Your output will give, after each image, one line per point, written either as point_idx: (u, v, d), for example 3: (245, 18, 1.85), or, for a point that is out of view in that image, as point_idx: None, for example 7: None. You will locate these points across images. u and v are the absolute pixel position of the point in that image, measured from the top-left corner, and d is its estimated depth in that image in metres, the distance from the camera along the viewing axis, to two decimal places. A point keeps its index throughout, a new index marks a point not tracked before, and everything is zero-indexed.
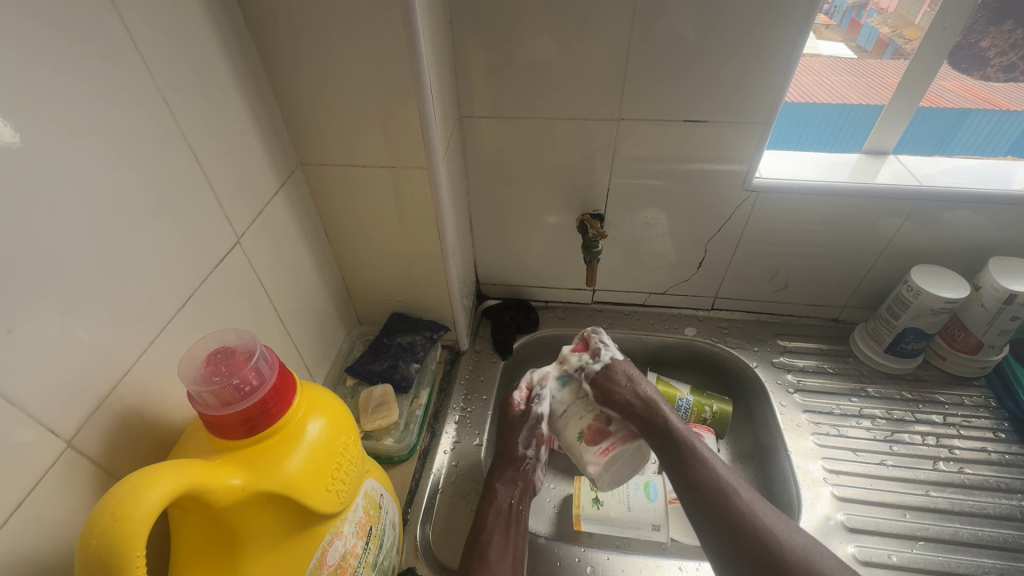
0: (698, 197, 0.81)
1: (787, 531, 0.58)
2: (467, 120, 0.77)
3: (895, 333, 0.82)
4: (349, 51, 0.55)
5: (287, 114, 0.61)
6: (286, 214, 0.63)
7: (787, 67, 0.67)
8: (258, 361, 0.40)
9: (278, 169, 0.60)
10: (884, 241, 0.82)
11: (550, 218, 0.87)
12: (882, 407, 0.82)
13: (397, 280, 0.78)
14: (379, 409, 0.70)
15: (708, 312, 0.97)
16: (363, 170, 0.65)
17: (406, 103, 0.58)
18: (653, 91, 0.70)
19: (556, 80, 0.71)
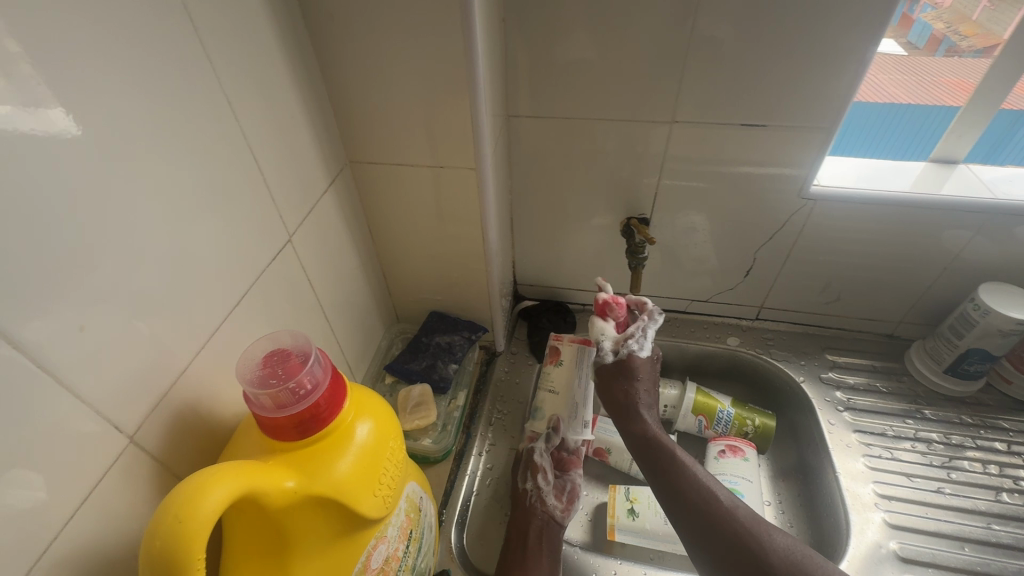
0: (750, 203, 0.78)
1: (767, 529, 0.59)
2: (514, 119, 0.76)
3: (957, 353, 0.78)
4: (403, 51, 0.54)
5: (339, 113, 0.61)
6: (334, 212, 0.63)
7: (857, 70, 0.63)
8: (313, 365, 0.40)
9: (328, 168, 0.60)
10: (950, 255, 0.77)
11: (593, 220, 0.85)
12: (940, 431, 0.77)
13: (437, 279, 0.78)
14: (418, 409, 0.70)
15: (752, 322, 0.93)
16: (411, 169, 0.65)
17: (458, 103, 0.57)
18: (710, 92, 0.68)
19: (609, 80, 0.69)
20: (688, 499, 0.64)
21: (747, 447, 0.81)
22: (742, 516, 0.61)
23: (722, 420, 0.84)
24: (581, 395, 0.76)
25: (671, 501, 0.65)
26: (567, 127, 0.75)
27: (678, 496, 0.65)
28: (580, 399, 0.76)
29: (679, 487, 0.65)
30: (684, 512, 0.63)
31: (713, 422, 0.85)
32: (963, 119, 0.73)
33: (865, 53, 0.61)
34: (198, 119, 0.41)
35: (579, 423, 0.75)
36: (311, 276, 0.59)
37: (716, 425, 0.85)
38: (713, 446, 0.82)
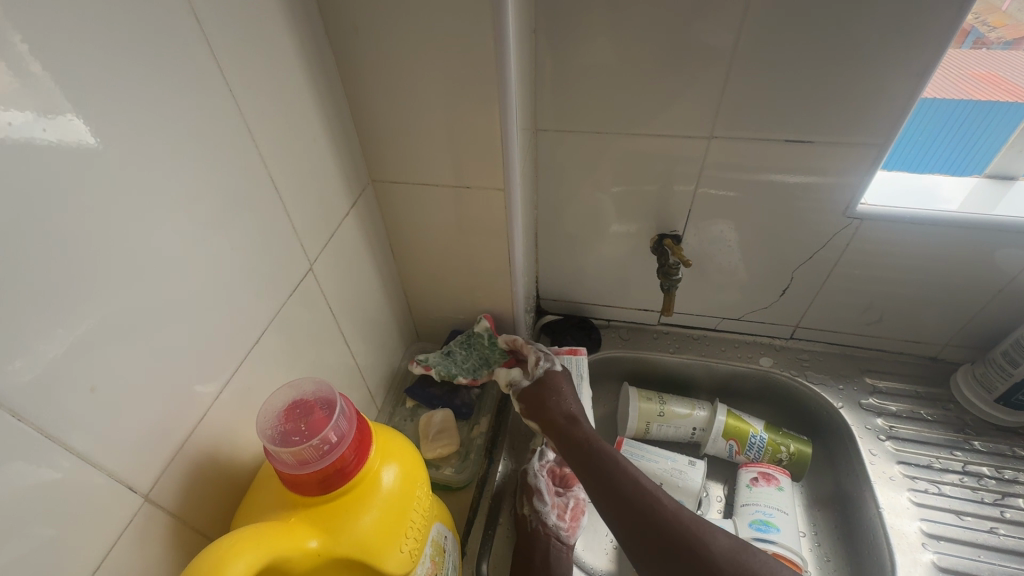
0: (790, 220, 0.74)
1: (712, 530, 0.51)
2: (542, 133, 0.72)
3: (1009, 383, 0.73)
4: (430, 67, 0.51)
5: (362, 130, 0.58)
6: (356, 234, 0.60)
7: (913, 84, 0.58)
8: (337, 416, 0.37)
9: (351, 188, 0.58)
10: (1006, 278, 0.72)
11: (621, 236, 0.82)
12: (991, 465, 0.73)
13: (460, 298, 0.75)
14: (440, 437, 0.67)
15: (786, 342, 0.89)
16: (436, 189, 0.62)
17: (487, 122, 0.54)
18: (751, 106, 0.64)
19: (644, 93, 0.65)
20: (626, 495, 0.55)
21: (781, 476, 0.77)
22: (695, 523, 0.51)
23: (755, 446, 0.81)
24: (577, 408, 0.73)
25: (615, 515, 0.55)
26: (598, 141, 0.72)
27: (624, 510, 0.54)
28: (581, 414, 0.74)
29: (617, 484, 0.56)
30: (632, 525, 0.53)
31: (745, 448, 0.81)
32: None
33: (925, 66, 0.57)
34: (216, 149, 0.39)
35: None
36: (331, 302, 0.56)
37: (748, 450, 0.81)
38: (745, 473, 0.79)
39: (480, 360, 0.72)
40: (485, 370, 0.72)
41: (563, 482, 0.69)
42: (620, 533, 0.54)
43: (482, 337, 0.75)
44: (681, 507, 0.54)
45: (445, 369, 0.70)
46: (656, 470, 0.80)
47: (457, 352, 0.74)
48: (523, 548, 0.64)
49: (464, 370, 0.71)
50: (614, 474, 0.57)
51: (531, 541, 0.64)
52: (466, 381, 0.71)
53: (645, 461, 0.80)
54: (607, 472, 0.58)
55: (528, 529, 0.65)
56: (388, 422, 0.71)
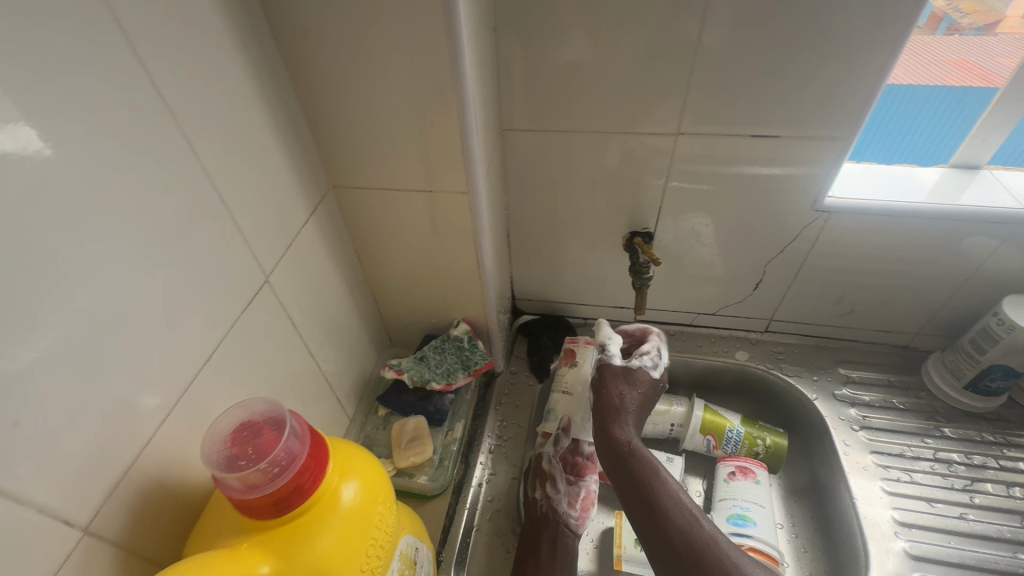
0: (760, 214, 0.73)
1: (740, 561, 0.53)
2: (508, 133, 0.71)
3: (978, 370, 0.74)
4: (385, 69, 0.50)
5: (319, 136, 0.56)
6: (318, 241, 0.59)
7: (874, 76, 0.59)
8: (287, 436, 0.37)
9: (309, 195, 0.56)
10: (972, 267, 0.73)
11: (594, 234, 0.81)
12: (961, 451, 0.74)
13: (431, 302, 0.74)
14: (413, 445, 0.66)
15: (762, 335, 0.90)
16: (399, 193, 0.60)
17: (446, 123, 0.53)
18: (717, 100, 0.63)
19: (609, 90, 0.65)
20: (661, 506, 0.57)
21: (757, 468, 0.77)
22: (729, 550, 0.54)
23: (731, 440, 0.81)
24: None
25: (645, 520, 0.57)
26: (565, 139, 0.71)
27: (660, 527, 0.56)
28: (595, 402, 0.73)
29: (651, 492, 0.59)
30: (660, 536, 0.56)
31: (722, 442, 0.81)
32: (987, 123, 0.68)
33: (885, 58, 0.57)
34: (153, 162, 0.37)
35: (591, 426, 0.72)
36: (291, 312, 0.55)
37: (725, 445, 0.81)
38: (722, 468, 0.79)
39: (458, 361, 0.73)
40: (461, 371, 0.72)
41: (575, 469, 0.71)
42: (644, 535, 0.58)
43: (458, 340, 0.74)
44: (717, 533, 0.56)
45: (418, 374, 0.70)
46: None
47: (431, 356, 0.73)
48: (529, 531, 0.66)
49: (438, 375, 0.71)
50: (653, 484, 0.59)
51: (539, 524, 0.66)
52: (441, 386, 0.70)
53: None
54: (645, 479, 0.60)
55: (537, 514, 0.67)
56: (360, 433, 0.69)
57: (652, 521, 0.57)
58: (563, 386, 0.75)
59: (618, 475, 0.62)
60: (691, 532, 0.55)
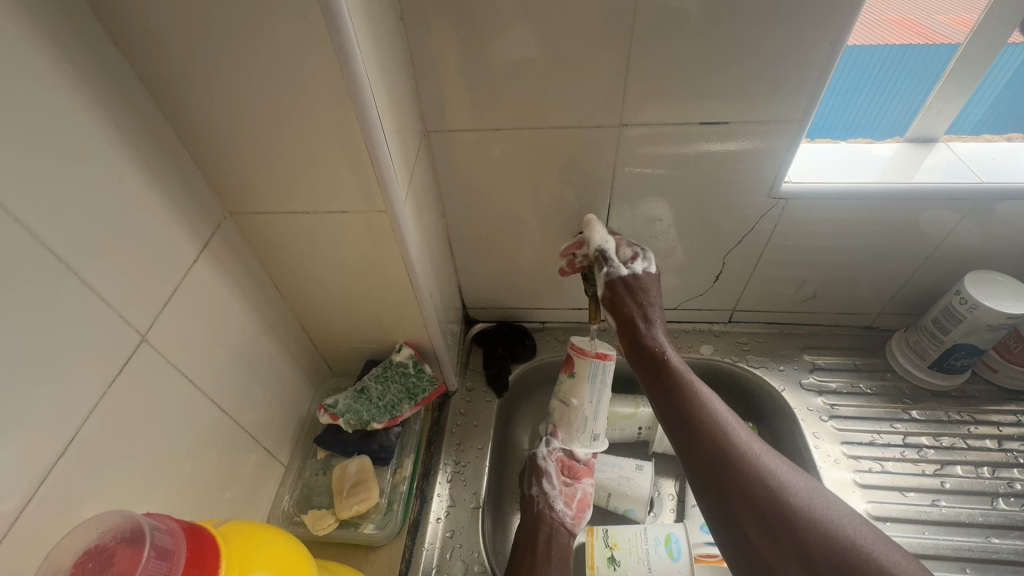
0: (715, 204, 0.69)
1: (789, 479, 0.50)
2: (435, 135, 0.64)
3: (942, 349, 0.72)
4: (265, 79, 0.42)
5: (200, 160, 0.48)
6: (217, 281, 0.51)
7: (822, 55, 0.54)
8: (148, 556, 0.30)
9: (198, 230, 0.48)
10: (933, 244, 0.70)
11: (542, 237, 0.75)
12: (929, 434, 0.72)
13: (367, 326, 0.67)
14: (356, 492, 0.60)
15: (725, 326, 0.86)
16: (311, 216, 0.53)
17: (350, 135, 0.46)
18: (659, 87, 0.58)
19: (539, 83, 0.58)
20: (698, 424, 0.55)
21: None
22: (760, 457, 0.52)
23: None
24: (592, 410, 0.71)
25: (682, 437, 0.56)
26: (498, 139, 0.64)
27: (692, 436, 0.55)
28: (591, 416, 0.72)
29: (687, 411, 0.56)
30: (697, 452, 0.54)
31: None
32: (943, 93, 0.64)
33: (833, 35, 0.52)
34: None
35: (586, 437, 0.73)
36: (186, 370, 0.47)
37: None
38: None
39: (403, 391, 0.67)
40: (407, 402, 0.66)
41: (570, 471, 0.73)
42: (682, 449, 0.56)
43: (403, 366, 0.67)
44: (751, 441, 0.53)
45: (356, 416, 0.63)
46: (603, 479, 0.76)
47: (372, 387, 0.66)
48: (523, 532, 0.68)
49: (380, 412, 0.65)
50: (690, 404, 0.57)
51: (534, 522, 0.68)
52: (384, 423, 0.64)
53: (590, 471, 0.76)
54: (681, 397, 0.57)
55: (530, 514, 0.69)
56: (298, 479, 0.64)
57: (690, 438, 0.55)
58: (561, 396, 0.73)
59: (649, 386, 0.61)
60: (719, 435, 0.54)
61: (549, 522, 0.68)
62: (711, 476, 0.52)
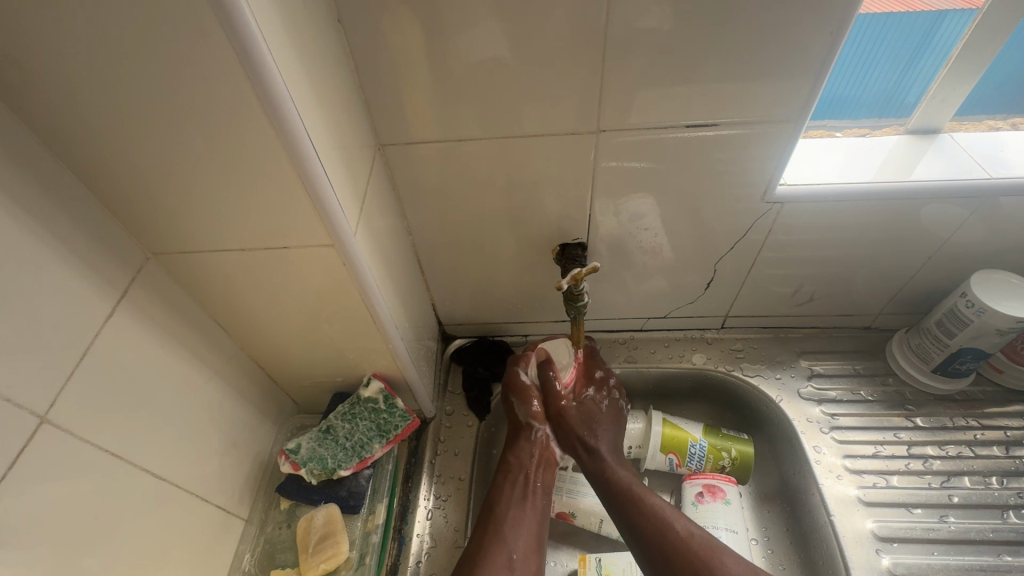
0: (703, 210, 0.63)
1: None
2: (391, 148, 0.58)
3: (946, 353, 0.69)
4: (163, 109, 0.36)
5: (107, 200, 0.42)
6: (138, 334, 0.46)
7: (801, 52, 0.49)
8: None
9: (109, 281, 0.43)
10: (938, 243, 0.66)
11: (516, 251, 0.70)
12: (934, 443, 0.69)
13: (328, 360, 0.61)
14: (322, 547, 0.58)
15: (718, 333, 0.81)
16: (248, 253, 0.47)
17: (276, 164, 0.40)
18: (630, 91, 0.52)
19: (495, 90, 0.52)
20: (645, 527, 0.59)
21: (726, 485, 0.70)
22: (701, 547, 0.57)
23: (695, 456, 0.72)
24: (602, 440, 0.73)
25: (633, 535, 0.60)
26: (458, 151, 0.58)
27: (638, 536, 0.59)
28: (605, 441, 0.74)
29: (635, 511, 0.60)
30: (649, 551, 0.58)
31: (686, 459, 0.72)
32: (948, 80, 0.59)
33: (814, 28, 0.47)
34: None
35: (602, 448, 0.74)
36: (100, 440, 0.42)
37: (689, 461, 0.72)
38: (689, 488, 0.71)
39: (372, 429, 0.62)
40: (378, 441, 0.62)
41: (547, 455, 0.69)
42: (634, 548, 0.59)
43: (372, 402, 0.63)
44: (692, 529, 0.59)
45: (320, 466, 0.60)
46: (594, 504, 0.70)
47: (338, 427, 0.62)
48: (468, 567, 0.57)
49: (347, 456, 0.61)
50: (640, 506, 0.60)
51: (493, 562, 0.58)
52: (352, 468, 0.61)
53: (580, 495, 0.71)
54: (630, 497, 0.62)
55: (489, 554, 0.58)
56: (260, 534, 0.60)
57: (638, 541, 0.59)
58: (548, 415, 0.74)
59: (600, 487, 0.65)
60: (664, 531, 0.58)
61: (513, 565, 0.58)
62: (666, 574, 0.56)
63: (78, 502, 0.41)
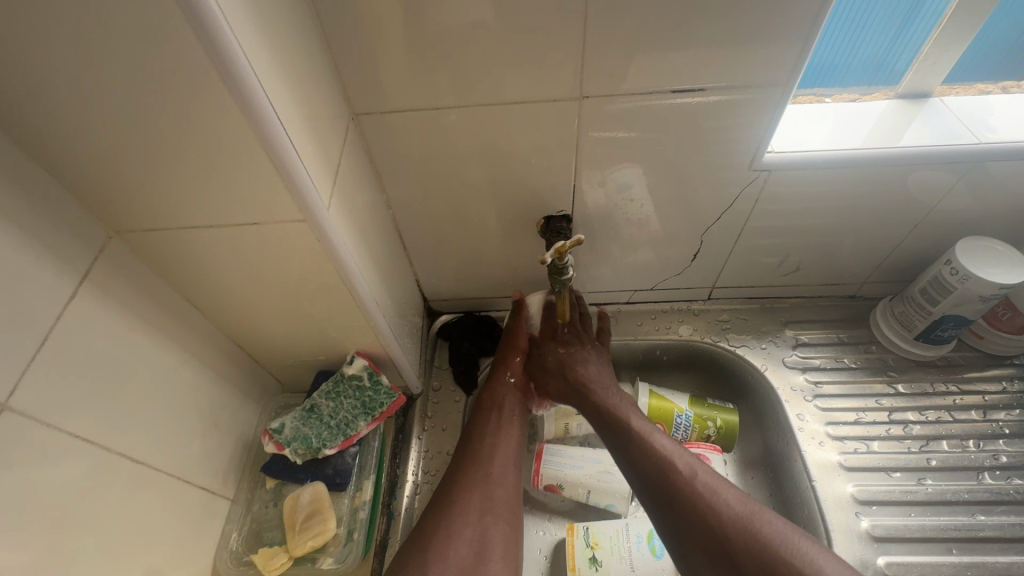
0: (690, 179, 0.62)
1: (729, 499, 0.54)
2: (366, 118, 0.55)
3: (929, 320, 0.69)
4: (110, 74, 0.33)
5: (58, 174, 0.40)
6: (104, 317, 0.44)
7: (792, 11, 0.47)
8: None
9: (69, 263, 0.41)
10: (924, 210, 0.65)
11: (499, 224, 0.68)
12: (915, 409, 0.71)
13: (308, 338, 0.60)
14: (310, 525, 0.58)
15: (705, 304, 0.81)
16: (217, 230, 0.45)
17: (238, 134, 0.37)
18: (616, 55, 0.50)
19: (473, 53, 0.49)
20: (642, 463, 0.59)
21: (711, 454, 0.71)
22: (703, 482, 0.55)
23: (681, 426, 0.73)
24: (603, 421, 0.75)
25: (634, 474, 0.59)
26: (436, 121, 0.56)
27: (637, 472, 0.59)
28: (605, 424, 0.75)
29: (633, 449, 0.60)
30: (649, 487, 0.57)
31: (672, 430, 0.73)
32: (940, 42, 0.57)
33: None
34: None
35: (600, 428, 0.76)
36: (70, 426, 0.41)
37: (675, 431, 0.73)
38: None
39: (357, 407, 0.62)
40: (363, 418, 0.62)
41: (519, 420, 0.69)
42: (637, 489, 0.59)
43: (357, 379, 0.62)
44: (693, 465, 0.57)
45: (304, 445, 0.59)
46: (582, 477, 0.71)
47: (322, 405, 0.61)
48: (450, 517, 0.56)
49: (332, 435, 0.60)
50: (637, 445, 0.60)
51: (474, 509, 0.58)
52: (337, 446, 0.60)
53: (567, 469, 0.71)
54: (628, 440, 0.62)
55: (473, 504, 0.58)
56: (247, 514, 0.60)
57: (640, 478, 0.59)
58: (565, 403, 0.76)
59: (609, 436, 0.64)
60: (662, 464, 0.58)
61: (497, 514, 0.58)
62: (669, 510, 0.55)
63: (52, 489, 0.40)
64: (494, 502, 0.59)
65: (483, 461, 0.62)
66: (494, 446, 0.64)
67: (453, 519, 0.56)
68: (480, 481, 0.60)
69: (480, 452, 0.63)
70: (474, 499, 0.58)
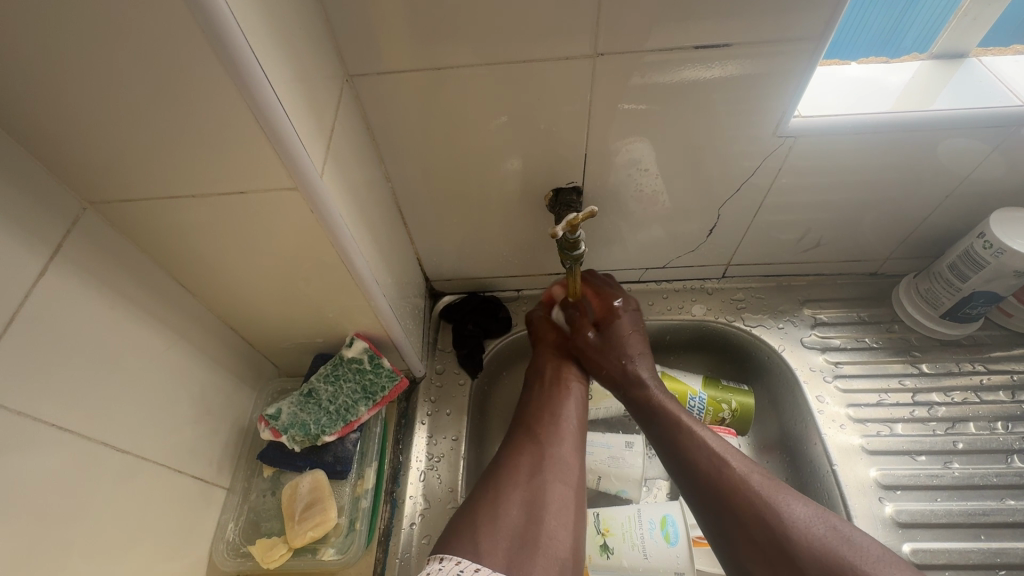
0: (708, 148, 0.58)
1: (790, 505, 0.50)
2: (361, 80, 0.51)
3: (957, 298, 0.66)
4: (65, 14, 0.29)
5: (18, 137, 0.36)
6: (81, 296, 0.41)
7: None
8: None
9: (38, 236, 0.37)
10: (956, 181, 0.61)
11: (505, 199, 0.64)
12: (940, 390, 0.68)
13: (304, 320, 0.57)
14: (309, 514, 0.55)
15: (719, 283, 0.78)
16: (200, 200, 0.41)
17: (217, 90, 0.33)
18: (633, 8, 0.45)
19: (477, 8, 0.45)
20: (694, 463, 0.55)
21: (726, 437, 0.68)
22: (762, 487, 0.51)
23: (695, 408, 0.70)
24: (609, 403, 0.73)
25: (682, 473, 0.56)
26: (437, 84, 0.51)
27: (686, 471, 0.56)
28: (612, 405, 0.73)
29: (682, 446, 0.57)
30: (700, 490, 0.54)
31: None
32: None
33: None
34: None
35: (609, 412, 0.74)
36: (45, 415, 0.38)
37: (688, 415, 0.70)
38: None
39: (357, 391, 0.59)
40: (364, 403, 0.59)
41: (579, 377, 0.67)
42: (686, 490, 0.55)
43: (357, 362, 0.59)
44: (750, 470, 0.53)
45: (302, 432, 0.56)
46: (592, 463, 0.68)
47: (320, 390, 0.58)
48: (501, 484, 0.54)
49: (331, 421, 0.57)
50: (689, 442, 0.57)
51: (526, 471, 0.56)
52: (337, 432, 0.57)
53: None
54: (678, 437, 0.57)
55: (523, 467, 0.56)
56: (243, 504, 0.58)
57: (689, 479, 0.55)
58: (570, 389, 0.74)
59: (643, 423, 0.62)
60: (717, 463, 0.54)
61: (552, 475, 0.56)
62: (721, 513, 0.52)
63: (27, 483, 0.37)
64: (551, 462, 0.57)
65: (534, 425, 0.61)
66: (546, 411, 0.62)
67: (503, 483, 0.54)
68: (533, 441, 0.59)
69: (534, 418, 0.62)
70: (525, 460, 0.57)
